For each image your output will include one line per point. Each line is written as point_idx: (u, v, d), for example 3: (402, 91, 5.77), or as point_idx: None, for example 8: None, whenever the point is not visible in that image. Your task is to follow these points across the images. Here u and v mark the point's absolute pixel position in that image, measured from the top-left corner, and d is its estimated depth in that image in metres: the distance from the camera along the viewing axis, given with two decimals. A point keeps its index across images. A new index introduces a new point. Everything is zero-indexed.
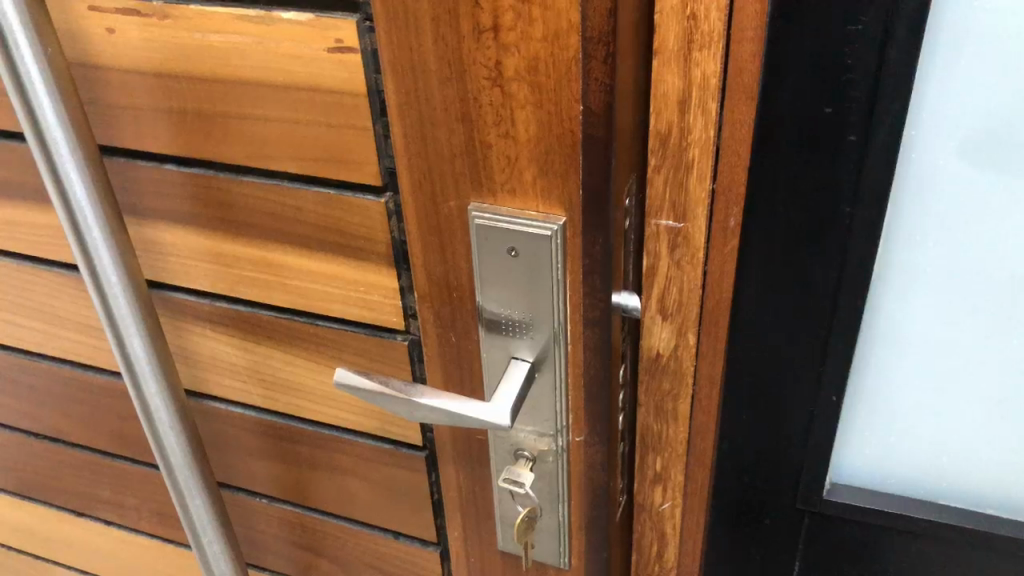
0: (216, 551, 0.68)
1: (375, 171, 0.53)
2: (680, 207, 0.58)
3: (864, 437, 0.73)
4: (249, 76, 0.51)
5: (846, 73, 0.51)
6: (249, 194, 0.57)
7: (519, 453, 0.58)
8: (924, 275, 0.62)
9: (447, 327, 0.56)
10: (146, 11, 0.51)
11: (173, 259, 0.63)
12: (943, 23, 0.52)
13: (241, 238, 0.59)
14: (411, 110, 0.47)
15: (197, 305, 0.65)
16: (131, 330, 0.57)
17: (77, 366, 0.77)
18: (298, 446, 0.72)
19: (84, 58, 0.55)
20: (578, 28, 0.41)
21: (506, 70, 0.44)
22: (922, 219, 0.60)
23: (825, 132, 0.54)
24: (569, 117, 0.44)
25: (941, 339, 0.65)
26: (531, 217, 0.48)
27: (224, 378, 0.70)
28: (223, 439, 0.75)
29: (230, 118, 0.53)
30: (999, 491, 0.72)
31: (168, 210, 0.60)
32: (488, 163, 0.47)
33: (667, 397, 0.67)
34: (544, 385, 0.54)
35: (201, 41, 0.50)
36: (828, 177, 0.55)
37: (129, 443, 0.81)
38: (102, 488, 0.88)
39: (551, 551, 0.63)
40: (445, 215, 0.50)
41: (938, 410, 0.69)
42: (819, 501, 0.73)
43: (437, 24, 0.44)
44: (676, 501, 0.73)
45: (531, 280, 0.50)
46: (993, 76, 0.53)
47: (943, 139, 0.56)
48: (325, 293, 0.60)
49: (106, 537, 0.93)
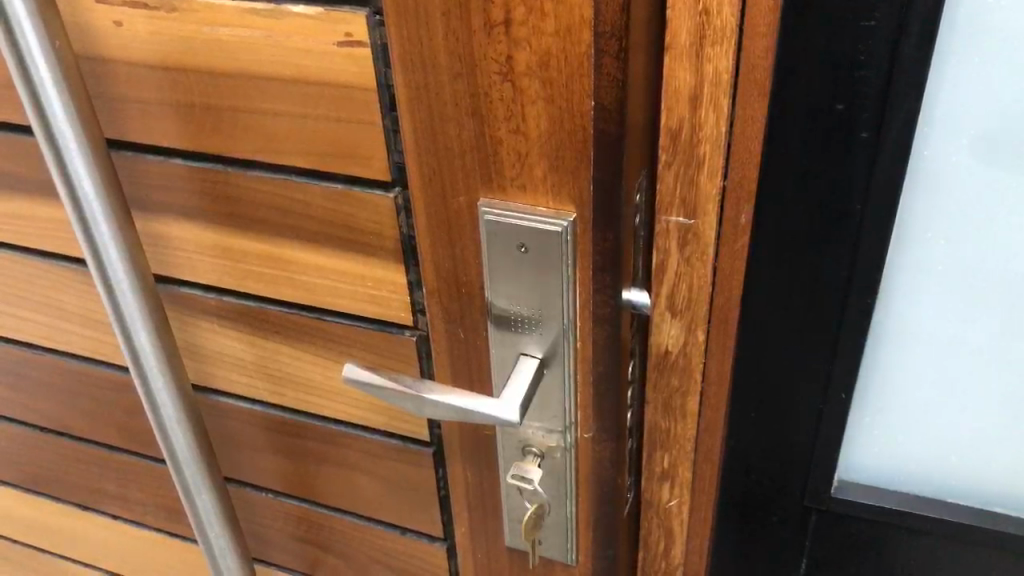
0: (222, 547, 0.68)
1: (383, 166, 0.53)
2: (690, 204, 0.55)
3: (876, 436, 0.72)
4: (258, 71, 0.50)
5: (858, 70, 0.52)
6: (257, 189, 0.56)
7: (528, 449, 0.58)
8: (936, 273, 0.62)
9: (455, 323, 0.56)
10: (154, 4, 0.50)
11: (180, 254, 0.63)
12: (957, 21, 0.52)
13: (248, 233, 0.59)
14: (421, 105, 0.47)
15: (204, 300, 0.65)
16: (140, 327, 0.57)
17: (83, 360, 0.77)
18: (304, 441, 0.72)
19: (91, 51, 0.54)
20: (590, 23, 0.41)
21: (517, 66, 0.43)
22: (937, 217, 0.59)
23: (837, 125, 0.54)
24: (581, 113, 0.43)
25: (953, 336, 0.65)
26: (543, 214, 0.48)
27: (230, 373, 0.69)
28: (229, 434, 0.75)
29: (238, 113, 0.53)
30: (1007, 490, 0.72)
31: (175, 205, 0.60)
32: (498, 159, 0.47)
33: (675, 394, 0.63)
34: (553, 382, 0.54)
35: (210, 35, 0.50)
36: (842, 175, 0.56)
37: (136, 437, 0.81)
38: (109, 482, 0.88)
39: (558, 547, 0.63)
40: (454, 210, 0.50)
41: (950, 407, 0.69)
42: (827, 498, 0.74)
43: (449, 19, 0.43)
44: (684, 499, 0.68)
45: (540, 276, 0.50)
46: (1007, 72, 0.53)
47: (953, 138, 0.56)
48: (333, 288, 0.59)
49: (112, 531, 0.93)
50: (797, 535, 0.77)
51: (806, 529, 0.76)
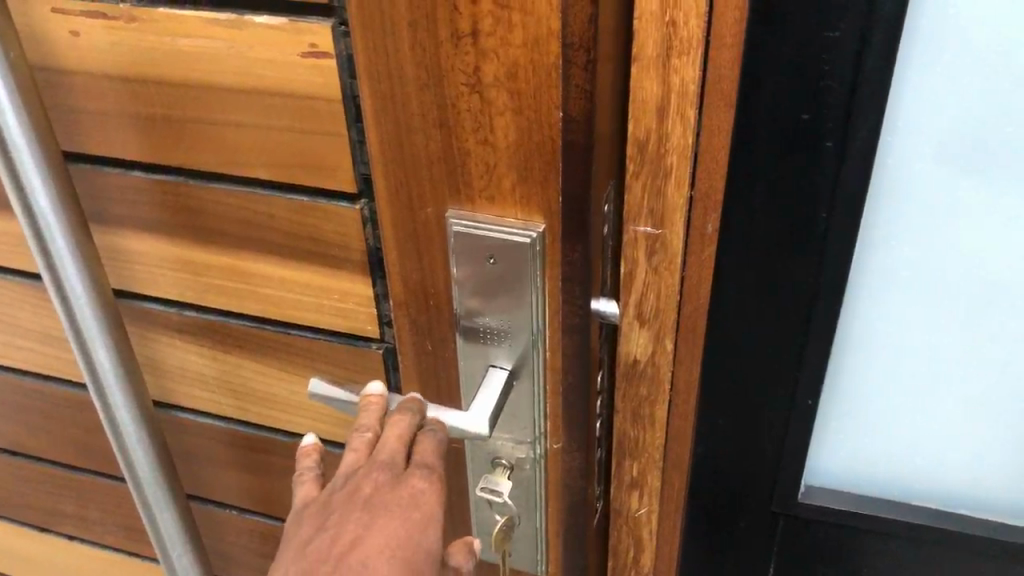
0: (185, 565, 0.67)
1: (349, 178, 0.52)
2: (658, 214, 0.55)
3: (841, 439, 0.73)
4: (221, 82, 0.49)
5: (822, 80, 0.53)
6: (219, 202, 0.55)
7: (497, 461, 0.58)
8: (899, 280, 0.63)
9: (423, 336, 0.55)
10: (112, 14, 0.49)
11: (140, 268, 0.61)
12: (918, 33, 0.53)
13: (210, 245, 0.58)
14: (388, 117, 0.46)
15: (165, 315, 0.64)
16: (98, 342, 0.56)
17: (38, 377, 0.75)
18: (269, 457, 0.70)
19: (47, 61, 0.53)
20: (558, 34, 0.41)
21: (485, 77, 0.43)
22: (899, 224, 0.60)
23: (802, 135, 0.55)
24: (550, 124, 0.43)
25: (916, 342, 0.66)
26: (511, 225, 0.47)
27: (192, 388, 0.68)
28: (192, 451, 0.73)
29: (200, 124, 0.52)
30: (967, 492, 0.73)
31: (134, 218, 0.59)
32: (466, 170, 0.47)
33: (644, 403, 0.63)
34: (522, 393, 0.54)
35: (171, 46, 0.49)
36: (806, 184, 0.57)
37: (94, 455, 0.79)
38: (66, 502, 0.85)
39: (528, 558, 0.63)
40: (422, 222, 0.50)
41: (913, 411, 0.70)
42: (794, 503, 0.74)
43: (416, 29, 0.43)
44: (653, 508, 0.69)
45: (509, 287, 0.50)
46: (967, 83, 0.54)
47: (915, 147, 0.57)
48: (298, 301, 0.59)
49: (69, 552, 0.90)
50: (764, 540, 0.77)
51: (773, 534, 0.77)
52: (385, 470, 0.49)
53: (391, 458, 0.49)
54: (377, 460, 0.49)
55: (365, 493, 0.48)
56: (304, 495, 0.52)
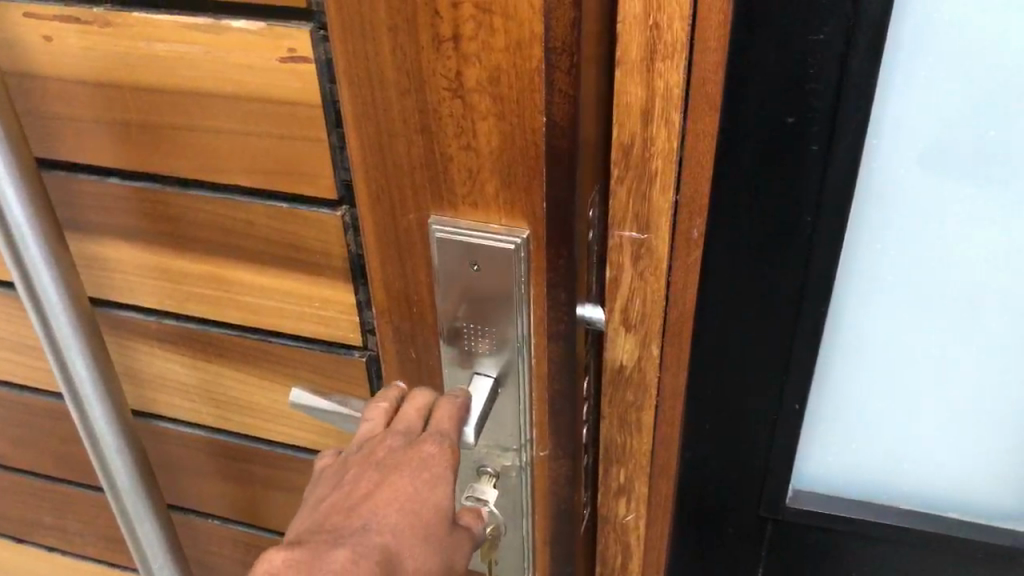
0: None
1: (330, 184, 0.51)
2: (643, 218, 0.54)
3: (830, 442, 0.73)
4: (197, 87, 0.49)
5: (807, 83, 0.52)
6: (197, 208, 0.54)
7: (483, 469, 0.57)
8: (886, 282, 0.63)
9: (407, 343, 0.54)
10: (87, 18, 0.48)
11: (118, 276, 0.60)
12: (903, 36, 0.52)
13: (189, 253, 0.57)
14: (368, 121, 0.45)
15: (144, 323, 0.63)
16: (75, 352, 0.55)
17: (14, 388, 0.74)
18: (251, 466, 0.69)
19: (20, 66, 0.52)
20: (541, 38, 0.40)
21: (467, 82, 0.42)
22: (886, 227, 0.60)
23: (787, 138, 0.55)
24: (533, 129, 0.43)
25: (903, 344, 0.66)
26: (495, 230, 0.47)
27: (173, 397, 0.67)
28: (172, 460, 0.72)
29: (177, 130, 0.51)
30: (955, 494, 0.73)
31: (111, 226, 0.58)
32: (448, 176, 0.46)
33: (630, 409, 0.63)
34: (507, 400, 0.53)
35: (145, 50, 0.48)
36: (792, 187, 0.56)
37: (72, 466, 0.78)
38: (45, 512, 0.84)
39: (515, 567, 0.62)
40: (404, 228, 0.49)
41: (902, 413, 0.70)
42: (782, 508, 0.74)
43: (396, 33, 0.42)
44: (640, 514, 0.68)
45: (493, 293, 0.49)
46: (952, 85, 0.54)
47: (901, 149, 0.57)
48: (279, 309, 0.58)
49: (49, 563, 0.89)
50: (752, 544, 0.77)
51: (761, 539, 0.77)
52: (400, 436, 0.49)
53: (409, 425, 0.50)
54: (395, 429, 0.50)
55: (379, 454, 0.48)
56: (320, 465, 0.52)
